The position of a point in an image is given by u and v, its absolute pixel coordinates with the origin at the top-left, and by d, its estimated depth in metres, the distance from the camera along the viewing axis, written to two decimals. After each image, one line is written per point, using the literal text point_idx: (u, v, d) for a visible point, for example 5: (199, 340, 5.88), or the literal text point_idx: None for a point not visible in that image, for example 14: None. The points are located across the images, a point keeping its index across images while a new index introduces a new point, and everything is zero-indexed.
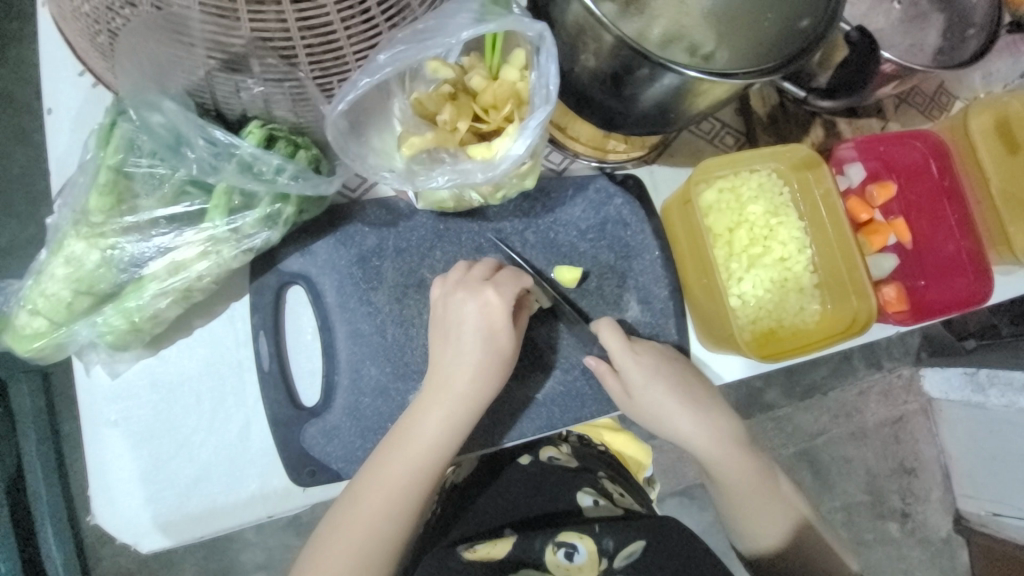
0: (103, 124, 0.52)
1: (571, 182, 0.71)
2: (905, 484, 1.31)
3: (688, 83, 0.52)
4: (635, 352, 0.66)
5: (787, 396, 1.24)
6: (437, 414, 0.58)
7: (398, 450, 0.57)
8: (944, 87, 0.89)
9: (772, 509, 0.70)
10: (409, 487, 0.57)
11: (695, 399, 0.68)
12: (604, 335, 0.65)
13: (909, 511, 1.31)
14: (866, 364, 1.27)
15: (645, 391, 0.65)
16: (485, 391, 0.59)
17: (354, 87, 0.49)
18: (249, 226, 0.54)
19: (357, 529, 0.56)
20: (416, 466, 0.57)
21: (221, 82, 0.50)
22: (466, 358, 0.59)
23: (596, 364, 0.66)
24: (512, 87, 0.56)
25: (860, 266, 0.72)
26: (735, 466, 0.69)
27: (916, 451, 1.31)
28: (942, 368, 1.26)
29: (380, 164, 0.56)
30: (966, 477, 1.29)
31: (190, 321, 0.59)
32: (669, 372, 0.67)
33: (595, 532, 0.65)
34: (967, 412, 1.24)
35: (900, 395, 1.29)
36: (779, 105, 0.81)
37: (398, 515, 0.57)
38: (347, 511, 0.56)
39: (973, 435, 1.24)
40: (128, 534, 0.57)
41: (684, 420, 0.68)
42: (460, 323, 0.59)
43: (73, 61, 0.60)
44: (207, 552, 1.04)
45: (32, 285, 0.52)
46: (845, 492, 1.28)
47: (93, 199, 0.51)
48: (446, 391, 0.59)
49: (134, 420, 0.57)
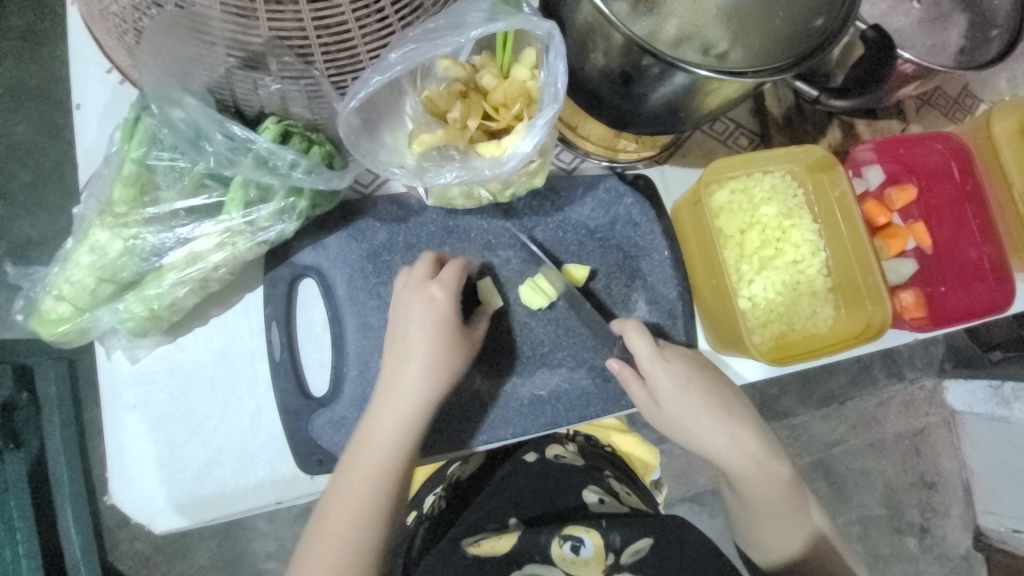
0: (128, 119, 0.54)
1: (581, 182, 0.72)
2: (924, 498, 1.27)
3: (699, 82, 0.52)
4: (665, 360, 0.65)
5: (801, 404, 1.21)
6: (392, 414, 0.57)
7: (362, 453, 0.57)
8: (968, 89, 0.87)
9: (792, 518, 0.68)
10: (373, 491, 0.56)
11: (724, 410, 0.66)
12: (632, 340, 0.65)
13: (928, 526, 1.27)
14: (885, 374, 1.24)
15: (676, 400, 0.64)
16: (438, 387, 0.59)
17: (366, 84, 0.50)
18: (264, 219, 0.56)
19: (334, 536, 0.55)
20: (379, 467, 0.56)
21: (240, 79, 0.51)
22: (420, 355, 0.58)
23: (620, 368, 0.66)
24: (522, 86, 0.56)
25: (875, 269, 0.71)
26: (765, 480, 0.67)
27: (937, 465, 1.27)
28: (967, 380, 1.23)
29: (391, 161, 0.57)
30: (989, 493, 1.24)
31: (206, 309, 0.61)
32: (700, 382, 0.66)
33: (603, 527, 0.64)
34: (992, 426, 1.21)
35: (922, 407, 1.26)
36: (795, 105, 0.80)
37: (365, 524, 0.55)
38: (324, 515, 0.56)
39: (997, 450, 1.21)
40: (143, 514, 0.59)
41: (719, 436, 0.66)
42: (409, 321, 0.59)
43: (101, 59, 0.63)
44: (220, 540, 1.07)
45: (59, 272, 0.54)
46: (862, 504, 1.25)
47: (117, 190, 0.53)
48: (397, 393, 0.58)
49: (151, 405, 0.59)
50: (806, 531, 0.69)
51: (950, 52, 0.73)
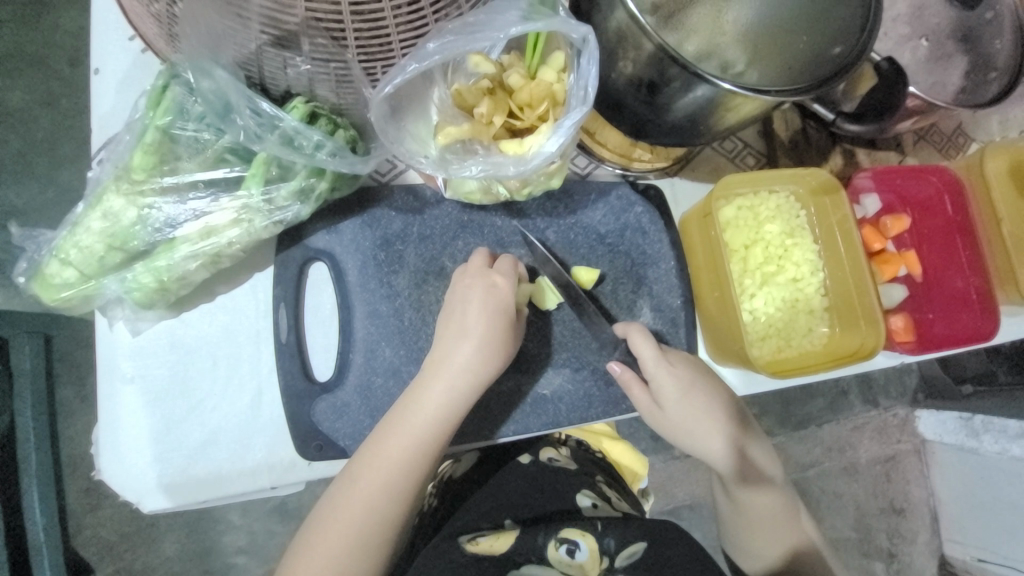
0: (154, 86, 0.54)
1: (594, 187, 0.73)
2: (893, 524, 1.31)
3: (721, 95, 0.53)
4: (669, 364, 0.66)
5: (781, 424, 1.24)
6: (444, 385, 0.58)
7: (405, 419, 0.57)
8: (962, 127, 0.92)
9: (780, 520, 0.71)
10: (412, 457, 0.56)
11: (724, 413, 0.68)
12: (637, 344, 0.65)
13: (895, 551, 1.31)
14: (861, 400, 1.27)
15: (678, 401, 0.65)
16: (493, 366, 0.59)
17: (402, 72, 0.50)
18: (283, 198, 0.55)
19: (360, 492, 0.56)
20: (421, 433, 0.57)
21: (270, 58, 0.51)
22: (477, 330, 0.59)
23: (621, 371, 0.66)
24: (548, 87, 0.57)
25: (871, 292, 0.73)
26: (755, 482, 0.70)
27: (907, 491, 1.31)
28: (939, 411, 1.27)
29: (417, 151, 0.57)
30: (956, 521, 1.28)
31: (214, 286, 0.60)
32: (703, 385, 0.67)
33: (597, 530, 0.64)
34: (961, 456, 1.25)
35: (895, 434, 1.30)
36: (800, 130, 0.83)
37: (394, 487, 0.56)
38: (352, 472, 0.56)
39: (965, 479, 1.24)
40: (131, 492, 0.58)
41: (715, 441, 0.68)
42: (470, 296, 0.60)
43: (125, 27, 0.62)
44: (190, 531, 1.04)
45: (67, 236, 0.53)
46: (834, 526, 1.27)
47: (136, 157, 0.52)
48: (450, 364, 0.58)
49: (149, 380, 0.58)
50: (791, 539, 0.70)
51: (948, 91, 0.77)
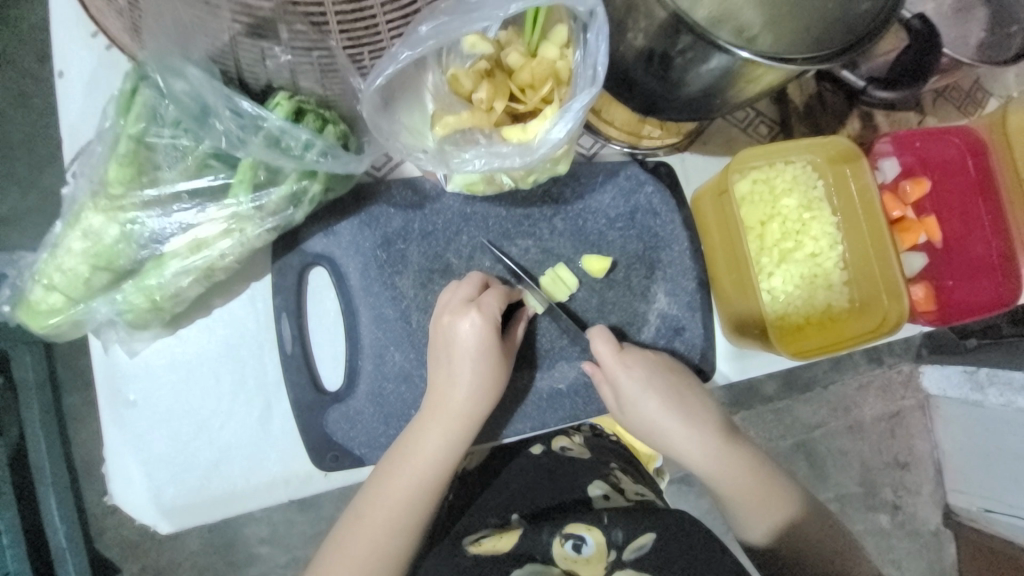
0: (122, 90, 0.49)
1: (602, 168, 0.69)
2: (898, 477, 1.32)
3: (740, 66, 0.49)
4: (626, 366, 0.64)
5: (786, 388, 1.24)
6: (437, 431, 0.56)
7: (399, 466, 0.56)
8: (980, 82, 0.87)
9: (764, 502, 0.67)
10: (410, 504, 0.55)
11: (686, 410, 0.66)
12: (597, 346, 0.64)
13: (900, 503, 1.33)
14: (865, 358, 1.27)
15: (636, 407, 0.64)
16: (484, 408, 0.58)
17: (393, 61, 0.46)
18: (274, 204, 0.52)
19: (361, 541, 0.55)
20: (414, 481, 0.56)
21: (246, 48, 0.46)
22: (466, 373, 0.57)
23: (593, 371, 0.65)
24: (551, 66, 0.53)
25: (894, 264, 0.70)
26: (730, 469, 0.67)
27: (912, 446, 1.32)
28: (942, 365, 1.25)
29: (414, 144, 0.53)
30: (961, 474, 1.29)
31: (210, 300, 0.57)
32: (664, 385, 0.65)
33: (604, 524, 0.63)
34: (965, 410, 1.24)
35: (897, 390, 1.29)
36: (816, 93, 0.79)
37: (395, 535, 0.55)
38: (352, 522, 0.56)
39: (969, 433, 1.24)
40: (147, 515, 0.57)
41: (683, 438, 0.66)
42: (455, 339, 0.57)
43: (85, 22, 0.57)
44: (211, 526, 1.02)
45: (48, 259, 0.50)
46: (840, 483, 1.29)
47: (112, 170, 0.48)
48: (441, 409, 0.57)
49: (152, 401, 0.56)
50: (774, 516, 0.67)
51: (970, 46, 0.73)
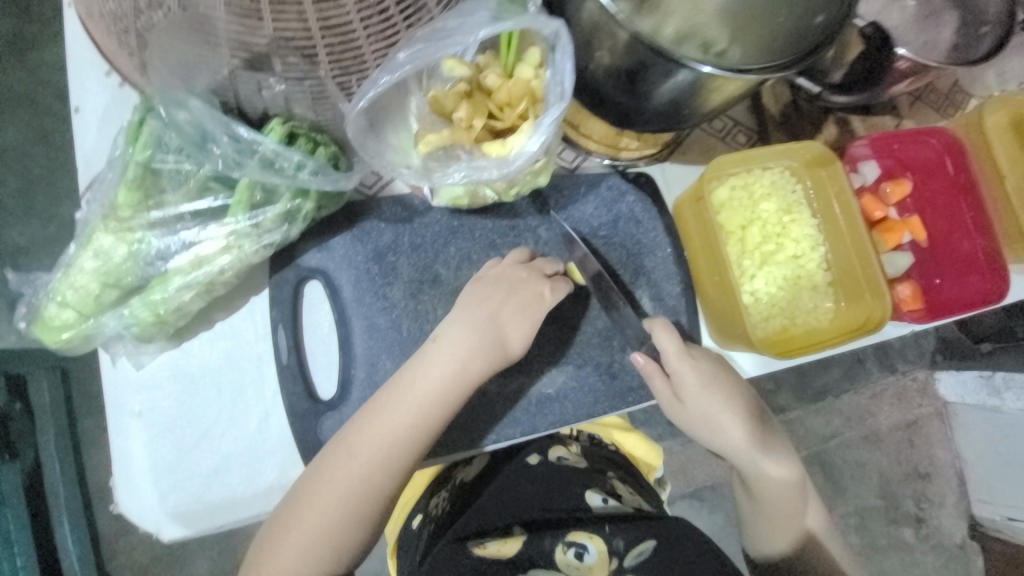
0: (131, 122, 0.54)
1: (583, 180, 0.72)
2: (919, 489, 1.29)
3: (703, 78, 0.52)
4: (691, 358, 0.65)
5: (798, 398, 1.22)
6: (435, 386, 0.57)
7: (391, 410, 0.56)
8: (957, 85, 0.89)
9: (796, 516, 0.70)
10: (391, 447, 0.56)
11: (743, 407, 0.68)
12: (660, 337, 0.65)
13: (923, 516, 1.29)
14: (879, 366, 1.26)
15: (698, 397, 0.65)
16: (480, 365, 0.59)
17: (374, 85, 0.50)
18: (270, 221, 0.55)
19: (339, 473, 0.55)
20: (404, 427, 0.56)
21: (243, 81, 0.50)
22: (468, 331, 0.59)
23: (645, 362, 0.66)
24: (526, 85, 0.57)
25: (875, 262, 0.72)
26: (774, 480, 0.69)
27: (931, 455, 1.29)
28: (959, 370, 1.24)
29: (398, 162, 0.57)
30: (983, 481, 1.26)
31: (211, 314, 0.60)
32: (725, 381, 0.67)
33: (605, 532, 0.65)
34: (983, 416, 1.22)
35: (914, 399, 1.28)
36: (790, 103, 0.82)
37: (369, 472, 0.56)
38: (332, 456, 0.55)
39: (989, 441, 1.22)
40: (149, 522, 0.59)
41: (734, 435, 0.68)
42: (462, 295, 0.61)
43: (99, 62, 0.62)
44: (220, 547, 1.03)
45: (62, 278, 0.54)
46: (859, 496, 1.26)
47: (120, 194, 0.53)
48: (440, 358, 0.58)
49: (157, 412, 0.59)
50: (799, 530, 0.70)
51: (942, 49, 0.75)
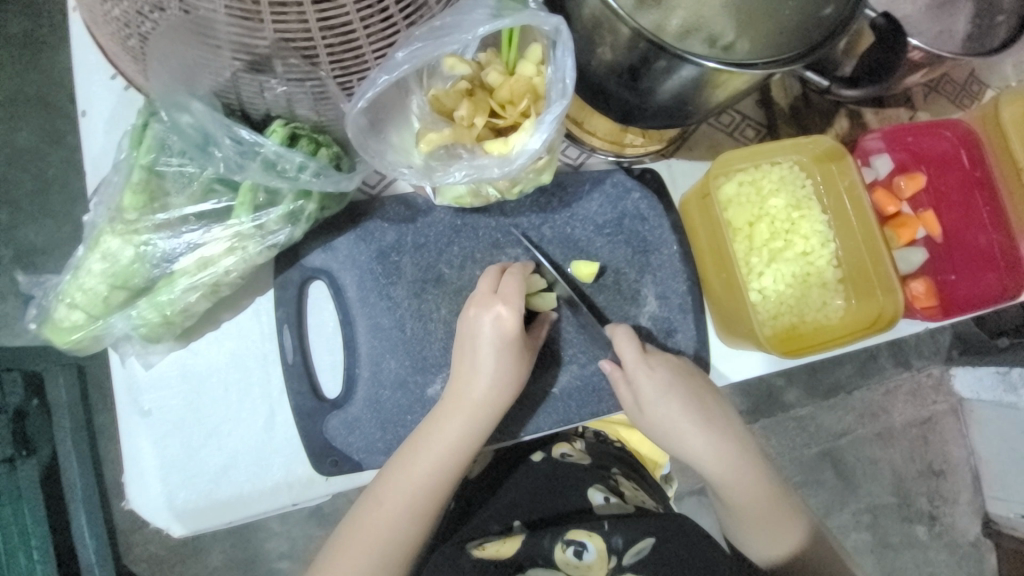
0: (136, 125, 0.55)
1: (588, 177, 0.71)
2: (933, 486, 1.27)
3: (707, 74, 0.51)
4: (647, 367, 0.64)
5: (809, 395, 1.21)
6: (461, 421, 0.58)
7: (419, 454, 0.58)
8: (975, 74, 0.86)
9: (780, 525, 0.68)
10: (425, 488, 0.57)
11: (702, 413, 0.66)
12: (620, 344, 0.65)
13: (937, 513, 1.27)
14: (893, 362, 1.23)
15: (655, 408, 0.64)
16: (503, 402, 0.59)
17: (373, 85, 0.50)
18: (274, 222, 0.56)
19: (379, 524, 0.57)
20: (435, 470, 0.57)
21: (246, 83, 0.51)
22: (490, 365, 0.59)
23: (611, 369, 0.65)
24: (528, 82, 0.56)
25: (886, 260, 0.70)
26: (745, 486, 0.67)
27: (946, 452, 1.27)
28: (974, 368, 1.21)
29: (398, 161, 0.57)
30: (998, 479, 1.24)
31: (218, 314, 0.61)
32: (682, 389, 0.65)
33: (604, 530, 0.63)
34: (999, 412, 1.19)
35: (929, 395, 1.25)
36: (801, 95, 0.80)
37: (408, 518, 0.57)
38: (370, 505, 0.57)
39: (1004, 436, 1.19)
40: (159, 519, 0.60)
41: (699, 441, 0.67)
42: (479, 333, 0.59)
43: (106, 65, 0.63)
44: (233, 540, 1.04)
45: (71, 280, 0.55)
46: (871, 493, 1.24)
47: (127, 197, 0.53)
48: (463, 400, 0.59)
49: (165, 411, 0.60)
50: (791, 538, 0.68)
51: (957, 39, 0.73)
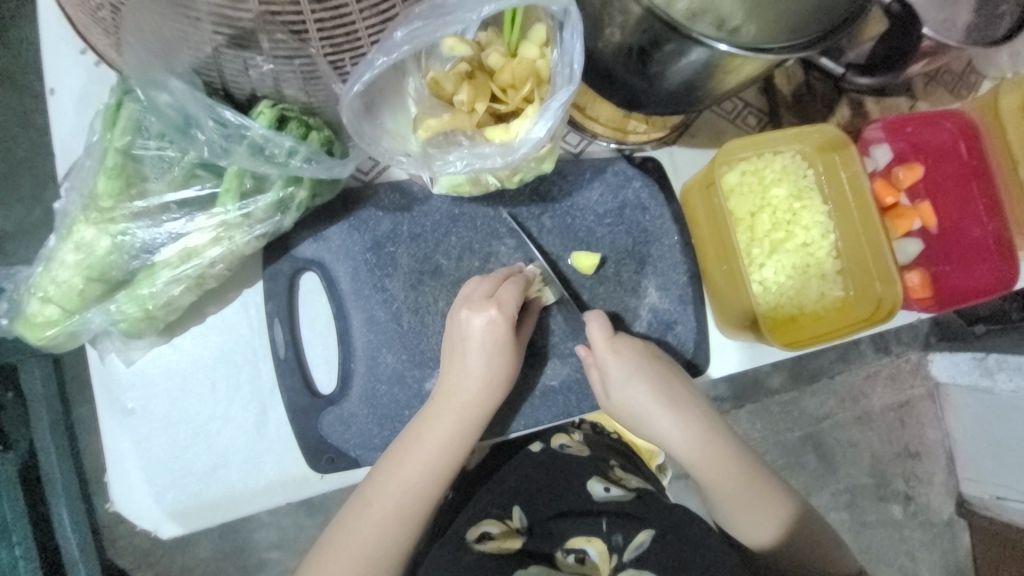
0: (108, 105, 0.51)
1: (589, 165, 0.69)
2: (909, 468, 1.26)
3: (718, 58, 0.49)
4: (614, 351, 0.62)
5: (794, 380, 1.20)
6: (450, 421, 0.57)
7: (411, 456, 0.56)
8: (973, 64, 0.86)
9: (751, 499, 0.65)
10: (418, 490, 0.56)
11: (674, 398, 0.64)
12: (591, 329, 0.63)
13: (912, 494, 1.27)
14: (874, 348, 1.22)
15: (622, 391, 0.63)
16: (494, 402, 0.58)
17: (370, 67, 0.46)
18: (262, 211, 0.52)
19: (371, 526, 0.55)
20: (428, 471, 0.56)
21: (229, 59, 0.47)
22: (479, 366, 0.57)
23: (584, 354, 0.65)
24: (531, 66, 0.53)
25: (886, 251, 0.70)
26: (714, 464, 0.65)
27: (922, 435, 1.26)
28: (951, 353, 1.20)
29: (396, 148, 0.54)
30: (971, 460, 1.23)
31: (203, 308, 0.58)
32: (649, 370, 0.63)
33: (603, 532, 0.63)
34: (974, 398, 1.17)
35: (908, 379, 1.24)
36: (804, 83, 0.79)
37: (400, 520, 0.55)
38: (363, 506, 0.56)
39: (979, 422, 1.18)
40: (147, 521, 0.58)
41: (665, 424, 0.64)
42: (468, 335, 0.57)
43: (74, 39, 0.58)
44: (220, 533, 1.01)
45: (43, 272, 0.51)
46: (849, 475, 1.24)
47: (101, 183, 0.50)
48: (451, 399, 0.57)
49: (150, 409, 0.57)
50: (768, 518, 0.65)
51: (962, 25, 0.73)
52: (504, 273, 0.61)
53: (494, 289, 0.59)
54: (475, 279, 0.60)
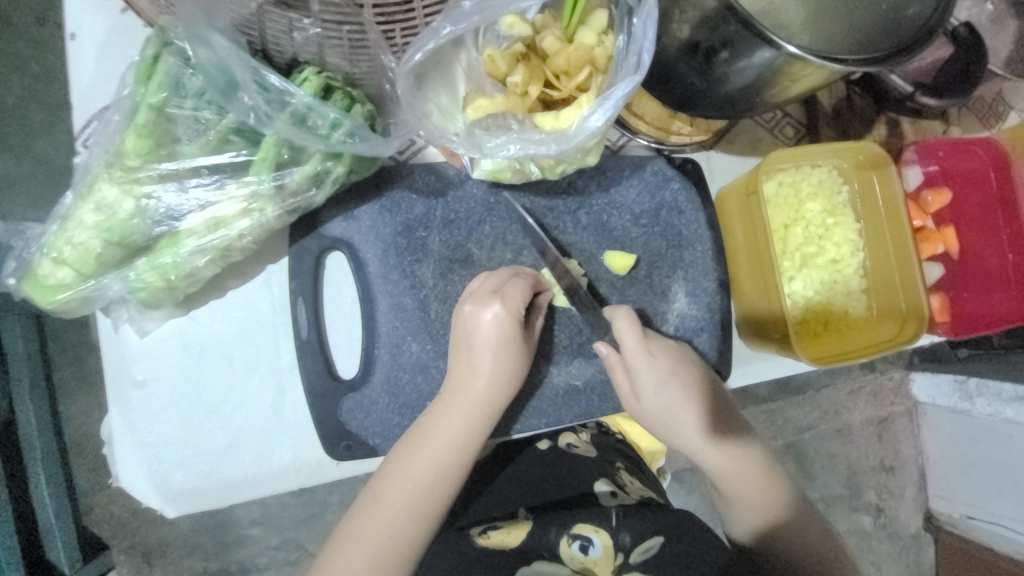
0: (143, 57, 0.47)
1: (628, 162, 0.67)
2: (881, 482, 1.10)
3: (784, 61, 0.47)
4: (649, 354, 0.60)
5: (781, 390, 1.04)
6: (458, 416, 0.55)
7: (421, 452, 0.54)
8: (1003, 94, 0.84)
9: (758, 492, 0.64)
10: (427, 487, 0.54)
11: (690, 395, 0.62)
12: (620, 327, 0.60)
13: (882, 506, 1.10)
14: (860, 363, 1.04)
15: (656, 396, 0.60)
16: (505, 399, 0.56)
17: (434, 36, 0.44)
18: (297, 183, 0.50)
19: (378, 521, 0.53)
20: (435, 467, 0.54)
21: (274, 19, 0.44)
22: (487, 363, 0.55)
23: (608, 353, 0.61)
24: (588, 52, 0.50)
25: (916, 275, 0.70)
26: (724, 460, 0.63)
27: (897, 450, 1.09)
28: (933, 373, 1.03)
29: (444, 127, 0.51)
30: (941, 476, 1.08)
31: (224, 281, 0.56)
32: (683, 374, 0.61)
33: (612, 525, 0.60)
34: (952, 419, 1.02)
35: (888, 396, 1.07)
36: (845, 97, 0.78)
37: (411, 518, 0.54)
38: (371, 503, 0.54)
39: (929, 438, 1.08)
40: (152, 500, 0.56)
41: (691, 422, 0.62)
42: (475, 332, 0.55)
43: None
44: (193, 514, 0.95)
45: (58, 231, 0.48)
46: (824, 484, 1.08)
47: (129, 140, 0.46)
48: (463, 396, 0.55)
49: (162, 382, 0.55)
50: (766, 510, 0.64)
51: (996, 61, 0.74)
52: (511, 269, 0.60)
53: (505, 285, 0.57)
54: (486, 275, 0.59)
